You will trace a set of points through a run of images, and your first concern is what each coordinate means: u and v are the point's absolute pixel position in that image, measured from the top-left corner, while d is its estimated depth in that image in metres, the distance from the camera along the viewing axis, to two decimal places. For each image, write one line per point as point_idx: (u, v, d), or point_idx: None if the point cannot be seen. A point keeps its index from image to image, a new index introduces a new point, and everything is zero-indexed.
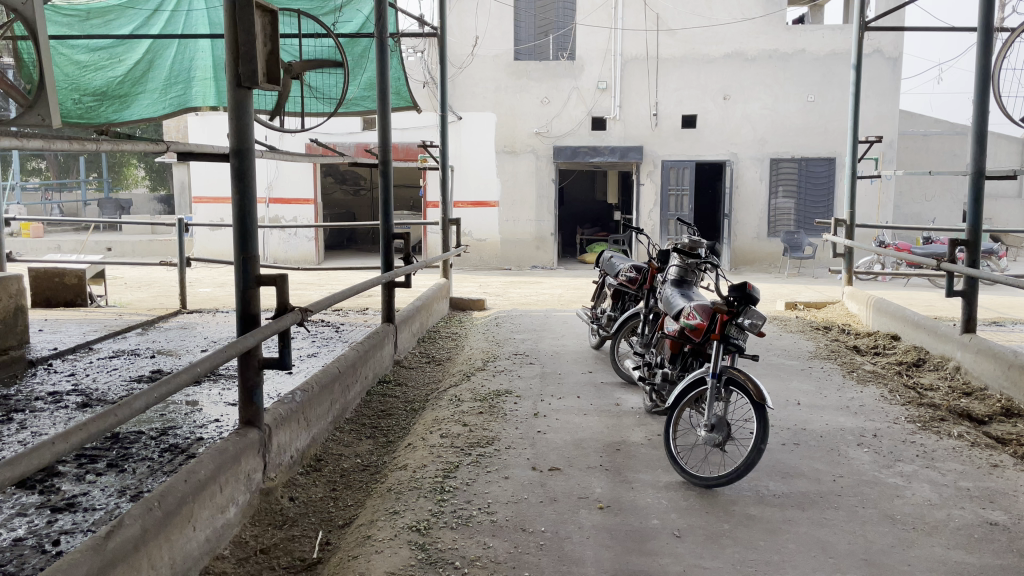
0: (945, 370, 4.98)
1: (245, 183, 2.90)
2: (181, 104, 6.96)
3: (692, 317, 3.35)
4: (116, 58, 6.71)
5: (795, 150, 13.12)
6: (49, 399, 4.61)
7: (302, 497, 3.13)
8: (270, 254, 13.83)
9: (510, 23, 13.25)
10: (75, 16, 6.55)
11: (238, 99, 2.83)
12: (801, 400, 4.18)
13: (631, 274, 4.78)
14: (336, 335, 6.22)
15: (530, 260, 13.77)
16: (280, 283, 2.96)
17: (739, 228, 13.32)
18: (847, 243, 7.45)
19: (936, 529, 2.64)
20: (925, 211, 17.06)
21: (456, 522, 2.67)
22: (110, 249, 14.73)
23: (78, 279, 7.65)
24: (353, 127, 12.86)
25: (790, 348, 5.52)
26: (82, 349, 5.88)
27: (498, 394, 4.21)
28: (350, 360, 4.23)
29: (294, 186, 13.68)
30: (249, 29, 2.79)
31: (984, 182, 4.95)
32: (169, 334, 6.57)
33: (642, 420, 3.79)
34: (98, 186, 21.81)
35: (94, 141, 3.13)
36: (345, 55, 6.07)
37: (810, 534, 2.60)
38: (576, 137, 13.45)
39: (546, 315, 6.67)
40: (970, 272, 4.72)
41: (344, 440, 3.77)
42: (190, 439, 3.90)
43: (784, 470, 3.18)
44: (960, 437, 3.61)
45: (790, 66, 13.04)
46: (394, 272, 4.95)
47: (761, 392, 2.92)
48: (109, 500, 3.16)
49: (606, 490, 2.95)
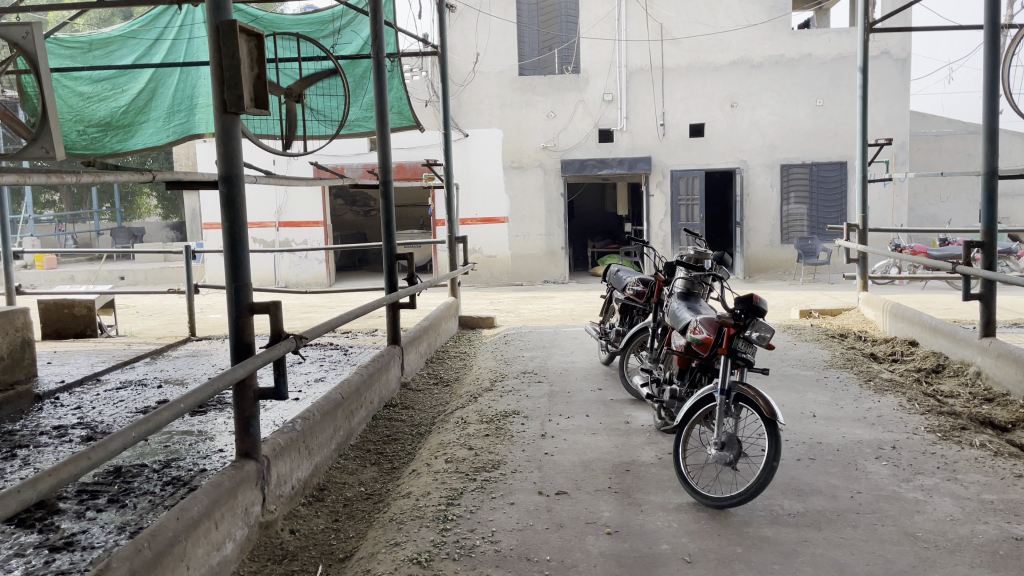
0: (966, 376, 4.84)
1: (235, 210, 2.85)
2: (185, 132, 6.81)
3: (699, 331, 3.27)
4: (119, 88, 6.75)
5: (805, 155, 13.00)
6: (53, 434, 4.57)
7: (303, 529, 3.05)
8: (281, 278, 13.84)
9: (513, 39, 13.24)
10: (76, 48, 6.55)
11: (224, 125, 2.78)
12: (816, 413, 4.06)
13: (638, 287, 4.69)
14: (343, 358, 6.15)
15: (541, 275, 13.68)
16: (273, 311, 2.89)
17: (752, 236, 13.20)
18: (859, 247, 7.32)
19: (960, 547, 2.52)
20: (940, 212, 16.86)
21: (458, 553, 2.58)
22: (123, 278, 14.79)
23: (88, 309, 7.65)
24: (360, 148, 12.89)
25: (805, 358, 5.40)
26: (90, 381, 5.85)
27: (505, 415, 4.12)
28: (354, 385, 4.16)
29: (302, 209, 13.71)
30: (233, 53, 2.73)
31: (998, 183, 4.83)
32: (177, 363, 6.53)
33: (652, 438, 3.69)
34: (111, 217, 21.98)
35: (75, 174, 2.97)
36: (345, 77, 5.98)
37: (827, 556, 2.49)
38: (583, 149, 13.39)
39: (555, 331, 6.58)
40: (987, 274, 4.58)
41: (348, 467, 3.70)
42: (193, 471, 3.84)
43: (800, 487, 3.07)
44: (983, 446, 3.48)
45: (796, 71, 12.94)
46: (398, 294, 4.86)
47: (771, 408, 2.82)
48: (108, 537, 3.09)
49: (614, 514, 2.85)
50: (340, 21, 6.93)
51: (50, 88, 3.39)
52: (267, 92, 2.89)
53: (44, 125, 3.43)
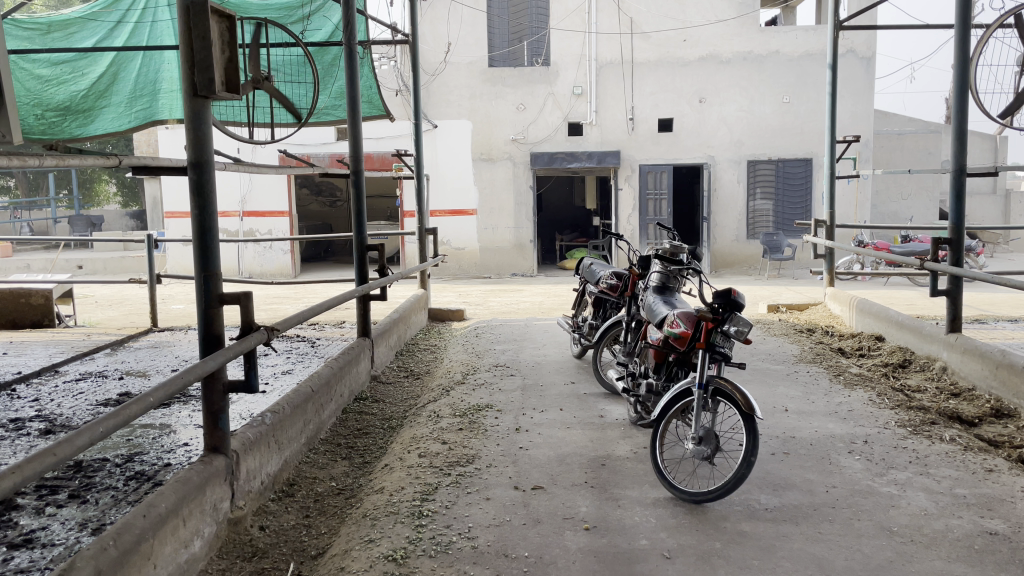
0: (932, 370, 4.90)
1: (205, 198, 2.76)
2: (148, 118, 6.75)
3: (676, 325, 3.25)
4: (79, 72, 6.49)
5: (771, 152, 13.12)
6: (10, 427, 4.42)
7: (273, 526, 2.98)
8: (245, 269, 13.63)
9: (483, 29, 13.14)
10: (35, 29, 6.31)
11: (195, 109, 2.69)
12: (788, 407, 4.08)
13: (612, 281, 4.68)
14: (311, 351, 6.06)
15: (509, 268, 13.65)
16: (244, 302, 2.81)
17: (718, 231, 13.30)
18: (826, 242, 7.37)
19: (935, 541, 2.54)
20: (902, 209, 17.15)
21: (435, 550, 2.53)
22: (81, 266, 14.44)
23: (45, 299, 7.44)
24: (327, 137, 12.74)
25: (774, 352, 5.43)
26: (48, 372, 5.68)
27: (479, 409, 4.08)
28: (324, 377, 4.08)
29: (267, 199, 13.51)
30: (204, 35, 2.64)
31: (966, 180, 4.89)
32: (139, 354, 6.38)
33: (627, 432, 3.67)
34: (68, 204, 21.48)
35: (37, 156, 2.83)
36: (315, 64, 5.84)
37: (805, 551, 2.49)
38: (552, 143, 13.36)
39: (526, 325, 6.54)
40: (955, 270, 4.63)
41: (319, 461, 3.63)
42: (158, 465, 3.74)
43: (776, 482, 3.06)
44: (953, 441, 3.52)
45: (764, 68, 13.04)
46: (369, 286, 4.78)
47: (749, 401, 2.81)
48: (69, 534, 2.99)
49: (592, 510, 2.82)
50: (310, 7, 6.81)
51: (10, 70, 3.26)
52: (238, 76, 2.80)
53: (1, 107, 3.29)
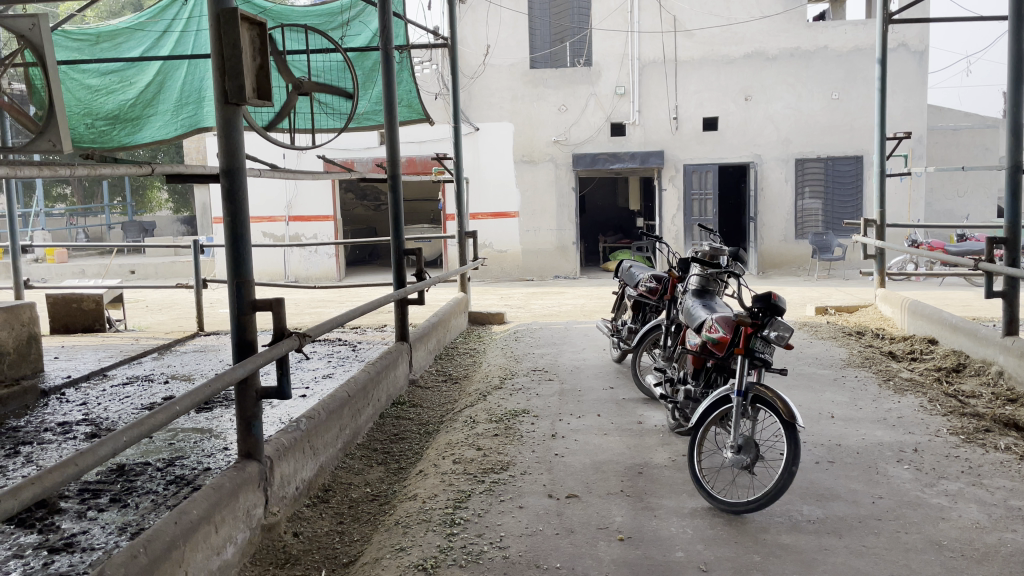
0: (988, 375, 4.71)
1: (236, 204, 2.76)
2: (193, 125, 6.64)
3: (714, 330, 3.17)
4: (127, 81, 6.62)
5: (819, 150, 12.85)
6: (57, 431, 4.51)
7: (307, 532, 2.97)
8: (291, 272, 13.80)
9: (524, 31, 13.12)
10: (84, 40, 6.48)
11: (226, 117, 2.69)
12: (834, 413, 3.96)
13: (651, 283, 4.61)
14: (351, 355, 6.08)
15: (552, 270, 13.60)
16: (276, 308, 2.81)
17: (766, 231, 13.06)
18: (876, 242, 7.16)
19: (987, 556, 2.42)
20: (957, 207, 16.67)
21: (465, 560, 2.50)
22: (134, 271, 14.77)
23: (96, 304, 7.60)
24: (370, 141, 12.85)
25: (821, 356, 5.28)
26: (97, 376, 5.80)
27: (515, 414, 4.03)
28: (361, 383, 4.07)
29: (312, 203, 13.66)
30: (234, 43, 2.65)
31: (1022, 177, 4.69)
32: (185, 358, 6.48)
33: (665, 439, 3.59)
34: (122, 211, 22.02)
35: (69, 166, 2.86)
36: (354, 70, 5.80)
37: (848, 565, 2.39)
38: (595, 144, 13.28)
39: (566, 328, 6.48)
40: (1011, 270, 4.44)
41: (354, 467, 3.62)
42: (197, 469, 3.77)
43: (820, 492, 2.96)
44: (1008, 449, 3.37)
45: (812, 64, 12.78)
46: (407, 290, 4.76)
47: (790, 410, 2.73)
48: (108, 538, 3.03)
49: (627, 519, 2.76)
50: (349, 13, 6.85)
51: (55, 82, 3.32)
52: (269, 82, 2.80)
53: (50, 116, 3.37)
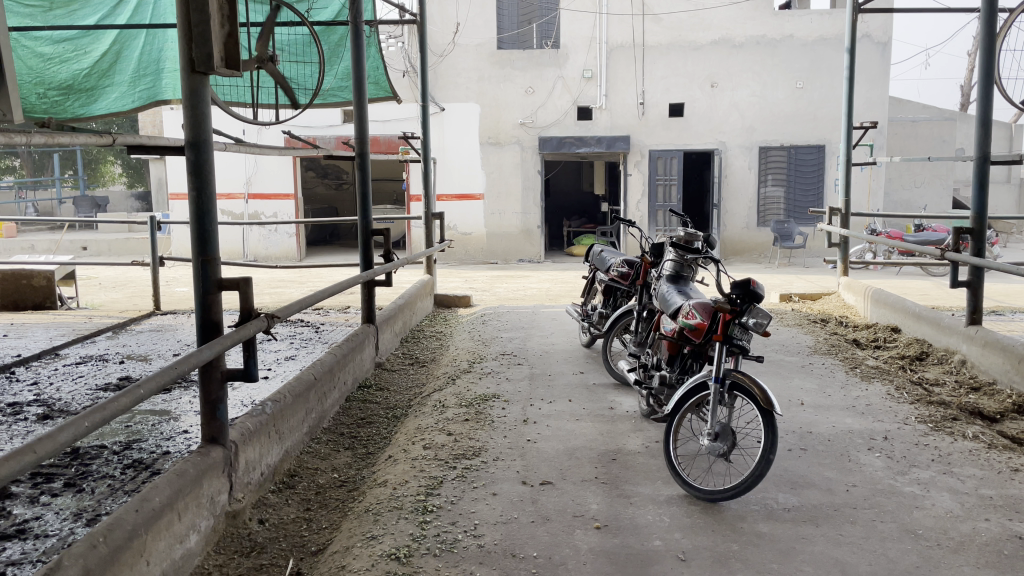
0: (951, 363, 4.77)
1: (202, 178, 2.65)
2: (151, 97, 6.51)
3: (692, 316, 3.14)
4: (81, 50, 6.31)
5: (783, 138, 12.94)
6: (7, 412, 4.33)
7: (272, 519, 2.88)
8: (250, 251, 13.55)
9: (492, 10, 12.98)
10: (37, 6, 6.08)
11: (192, 86, 2.57)
12: (804, 400, 3.97)
13: (623, 269, 4.57)
14: (315, 336, 5.95)
15: (516, 254, 13.53)
16: (244, 287, 2.70)
17: (729, 218, 13.15)
18: (841, 231, 7.21)
19: (963, 545, 2.42)
20: (915, 198, 16.97)
21: (439, 549, 2.43)
22: (86, 248, 14.37)
23: (47, 281, 7.35)
24: (333, 119, 12.64)
25: (788, 344, 5.30)
26: (49, 355, 5.59)
27: (485, 399, 3.97)
28: (327, 365, 3.97)
29: (272, 181, 13.40)
30: (202, 8, 2.52)
31: (989, 168, 4.74)
32: (141, 338, 6.28)
33: (638, 425, 3.56)
34: (73, 185, 21.39)
35: (25, 134, 2.72)
36: (320, 43, 5.59)
37: (827, 554, 2.38)
38: (561, 127, 13.20)
39: (534, 312, 6.43)
40: (979, 260, 4.47)
41: (321, 452, 3.53)
42: (156, 453, 3.64)
43: (795, 480, 2.95)
44: (976, 438, 3.40)
45: (778, 52, 12.84)
46: (374, 270, 4.65)
47: (768, 397, 2.69)
48: (63, 525, 2.90)
49: (603, 507, 2.72)
50: None
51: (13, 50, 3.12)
52: (238, 52, 2.68)
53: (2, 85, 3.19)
